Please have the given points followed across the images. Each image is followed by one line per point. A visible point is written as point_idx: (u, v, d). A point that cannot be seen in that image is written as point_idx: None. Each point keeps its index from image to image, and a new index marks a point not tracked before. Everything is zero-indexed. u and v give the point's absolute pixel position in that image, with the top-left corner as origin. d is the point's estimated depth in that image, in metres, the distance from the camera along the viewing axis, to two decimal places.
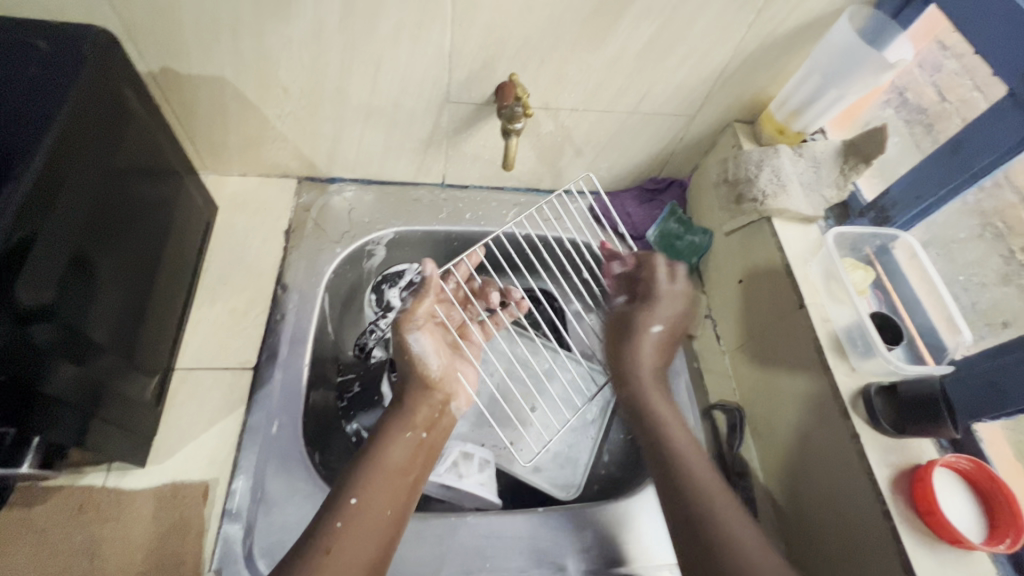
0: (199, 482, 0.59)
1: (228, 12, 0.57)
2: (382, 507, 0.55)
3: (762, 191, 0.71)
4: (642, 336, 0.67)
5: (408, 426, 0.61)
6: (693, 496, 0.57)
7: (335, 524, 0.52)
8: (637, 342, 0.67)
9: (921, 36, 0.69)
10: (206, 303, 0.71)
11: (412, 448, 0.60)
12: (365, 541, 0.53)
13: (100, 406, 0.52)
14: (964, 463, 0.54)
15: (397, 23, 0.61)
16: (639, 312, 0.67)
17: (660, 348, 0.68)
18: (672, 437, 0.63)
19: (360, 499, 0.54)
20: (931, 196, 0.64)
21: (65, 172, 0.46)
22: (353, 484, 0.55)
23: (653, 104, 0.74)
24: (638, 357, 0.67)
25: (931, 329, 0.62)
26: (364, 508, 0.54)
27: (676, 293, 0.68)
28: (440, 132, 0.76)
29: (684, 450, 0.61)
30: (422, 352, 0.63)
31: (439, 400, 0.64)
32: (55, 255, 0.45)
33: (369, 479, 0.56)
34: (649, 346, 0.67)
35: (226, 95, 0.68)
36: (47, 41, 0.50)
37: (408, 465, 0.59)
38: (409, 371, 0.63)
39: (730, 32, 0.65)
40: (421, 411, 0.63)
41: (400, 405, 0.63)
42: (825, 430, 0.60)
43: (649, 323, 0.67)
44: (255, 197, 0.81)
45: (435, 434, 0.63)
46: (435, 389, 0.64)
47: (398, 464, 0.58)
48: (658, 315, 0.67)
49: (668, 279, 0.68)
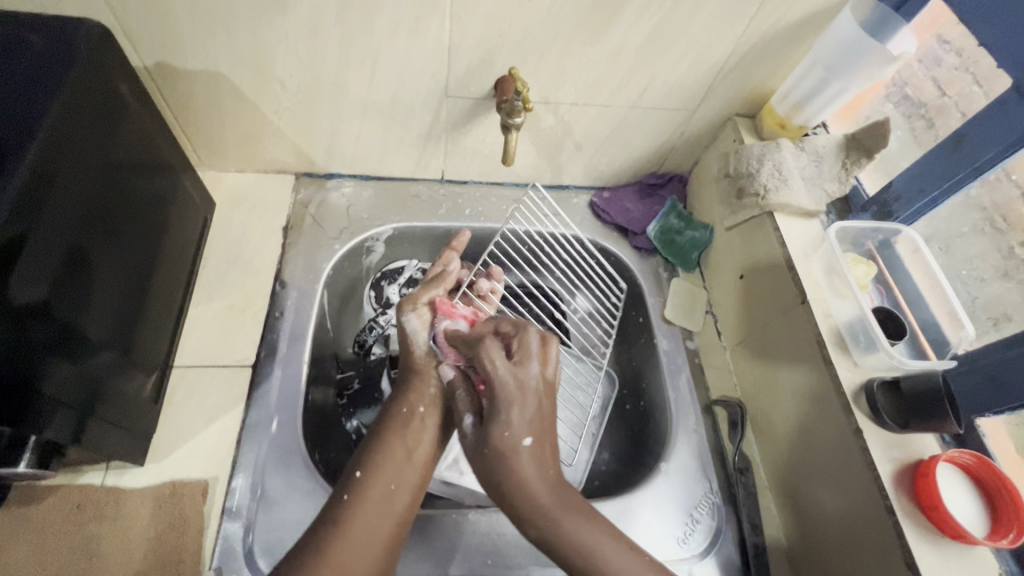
0: (199, 480, 0.59)
1: (222, 5, 0.57)
2: (386, 481, 0.50)
3: (763, 185, 0.70)
4: (518, 464, 0.46)
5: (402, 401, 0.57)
6: (593, 553, 0.43)
7: (341, 497, 0.48)
8: (512, 466, 0.46)
9: (924, 28, 0.70)
10: (204, 300, 0.70)
11: (410, 421, 0.55)
12: (376, 516, 0.48)
13: (97, 404, 0.51)
14: (967, 459, 0.54)
15: (394, 16, 0.60)
16: (501, 410, 0.48)
17: (547, 437, 0.48)
18: (576, 535, 0.44)
19: (364, 471, 0.50)
20: (934, 189, 0.63)
21: (56, 167, 0.46)
22: (360, 460, 0.52)
23: (654, 98, 0.74)
24: (521, 466, 0.46)
25: (934, 324, 0.62)
26: (368, 482, 0.50)
27: (529, 384, 0.49)
28: (439, 127, 0.76)
29: (565, 518, 0.44)
30: (411, 331, 0.61)
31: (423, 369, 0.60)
32: (50, 251, 0.45)
33: (372, 452, 0.53)
34: (533, 459, 0.46)
35: (222, 89, 0.67)
36: (38, 34, 0.49)
37: (409, 441, 0.54)
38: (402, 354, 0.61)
39: (731, 24, 0.64)
40: (415, 384, 0.58)
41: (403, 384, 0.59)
42: (827, 425, 0.60)
43: (523, 387, 0.49)
44: (252, 193, 0.80)
45: (434, 409, 0.57)
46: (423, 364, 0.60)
47: (397, 441, 0.54)
48: (521, 416, 0.48)
49: (512, 368, 0.49)
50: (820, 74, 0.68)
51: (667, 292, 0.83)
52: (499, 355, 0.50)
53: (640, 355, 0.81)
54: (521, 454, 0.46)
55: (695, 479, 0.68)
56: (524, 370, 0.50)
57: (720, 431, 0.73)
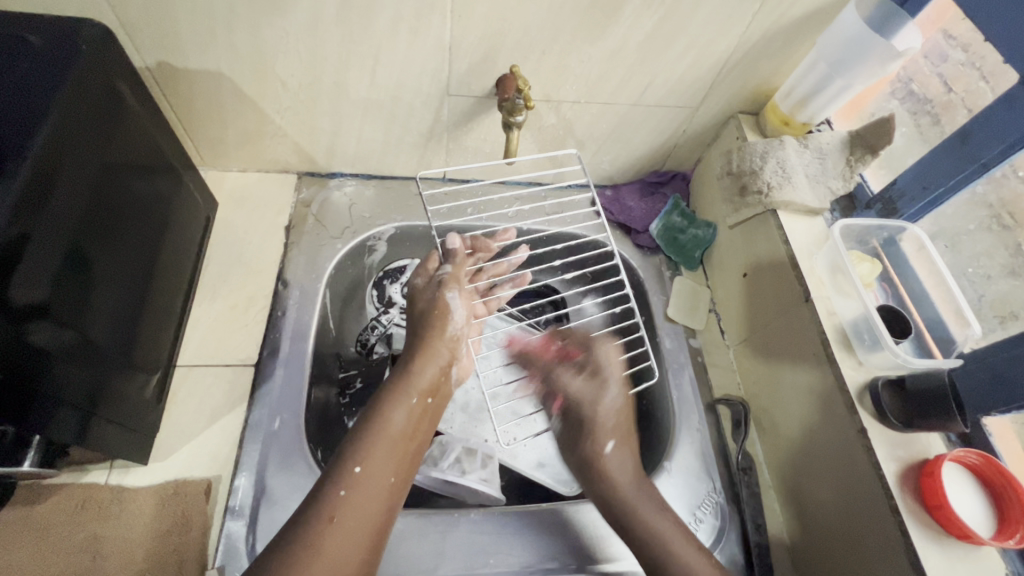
0: (201, 479, 0.59)
1: (223, 5, 0.57)
2: (385, 473, 0.54)
3: (766, 183, 0.70)
4: (608, 472, 0.64)
5: (411, 393, 0.59)
6: (665, 539, 0.58)
7: (338, 493, 0.51)
8: (602, 472, 0.64)
9: (928, 23, 0.68)
10: (207, 299, 0.71)
11: (416, 414, 0.59)
12: (369, 506, 0.52)
13: (99, 404, 0.51)
14: (973, 458, 0.53)
15: (395, 15, 0.60)
16: (588, 434, 0.67)
17: (623, 446, 0.66)
18: (650, 521, 0.59)
19: (363, 467, 0.53)
20: (939, 186, 0.62)
21: (57, 167, 0.46)
22: (357, 452, 0.54)
23: (656, 95, 0.73)
24: (609, 463, 0.64)
25: (939, 322, 0.61)
26: (367, 478, 0.53)
27: (599, 397, 0.68)
28: (440, 125, 0.75)
29: (633, 500, 0.61)
30: (455, 307, 0.66)
31: (446, 358, 0.63)
32: (51, 251, 0.45)
33: (371, 444, 0.55)
34: (619, 465, 0.64)
35: (223, 90, 0.67)
36: (38, 34, 0.49)
37: (409, 432, 0.58)
38: (427, 325, 0.64)
39: (733, 21, 0.64)
40: (426, 373, 0.61)
41: (407, 365, 0.62)
42: (831, 425, 0.60)
43: (604, 419, 0.67)
44: (254, 193, 0.80)
45: (438, 400, 0.62)
46: (444, 351, 0.63)
47: (398, 434, 0.57)
48: (604, 431, 0.66)
49: (592, 387, 0.69)
50: (824, 71, 0.67)
51: (669, 290, 0.82)
52: (570, 377, 0.71)
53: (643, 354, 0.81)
54: (607, 462, 0.64)
55: (698, 478, 0.68)
56: (585, 386, 0.69)
57: (723, 429, 0.72)
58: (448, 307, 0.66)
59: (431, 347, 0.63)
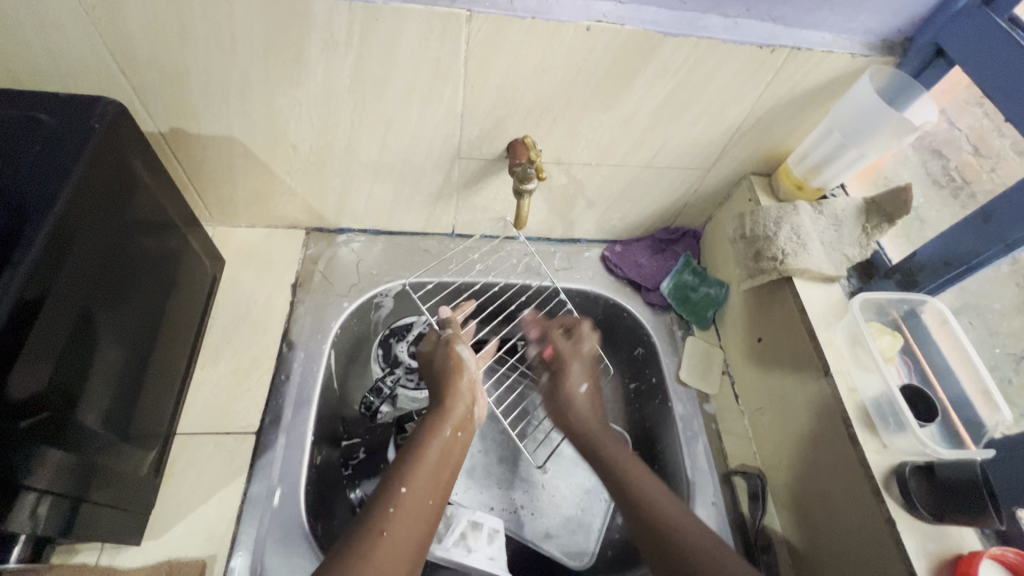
0: (196, 560, 0.56)
1: (239, 75, 0.57)
2: (426, 496, 0.52)
3: (781, 249, 0.68)
4: (577, 410, 0.67)
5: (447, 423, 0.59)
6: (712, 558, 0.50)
7: (387, 510, 0.50)
8: (574, 403, 0.68)
9: (942, 94, 0.66)
10: (210, 362, 0.69)
11: (449, 446, 0.57)
12: (412, 532, 0.50)
13: (89, 489, 0.49)
14: (1013, 556, 0.49)
15: (408, 84, 0.60)
16: (562, 376, 0.69)
17: (616, 437, 0.65)
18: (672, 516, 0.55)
19: (409, 486, 0.52)
20: (961, 264, 0.60)
21: (68, 242, 0.45)
22: (399, 473, 0.53)
23: (667, 158, 0.73)
24: (585, 424, 0.66)
25: (966, 402, 0.58)
26: (412, 498, 0.51)
27: (583, 356, 0.71)
28: (450, 185, 0.75)
29: (653, 492, 0.57)
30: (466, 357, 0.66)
31: (469, 399, 0.63)
32: (60, 321, 0.44)
33: (415, 467, 0.54)
34: (616, 447, 0.63)
35: (235, 152, 0.67)
36: (52, 113, 0.49)
37: (444, 461, 0.56)
38: (447, 370, 0.64)
39: (746, 90, 0.64)
40: (456, 408, 0.61)
41: (437, 402, 0.61)
42: (855, 512, 0.57)
43: (575, 396, 0.68)
44: (262, 249, 0.79)
45: (467, 435, 0.61)
46: (467, 392, 0.63)
47: (437, 459, 0.56)
48: (581, 406, 0.67)
49: (569, 350, 0.71)
50: (838, 139, 0.67)
51: (681, 351, 0.81)
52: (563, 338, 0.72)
53: (654, 416, 0.80)
54: (605, 445, 0.63)
55: None
56: (584, 344, 0.71)
57: (740, 502, 0.69)
58: (460, 359, 0.65)
59: (457, 389, 0.62)
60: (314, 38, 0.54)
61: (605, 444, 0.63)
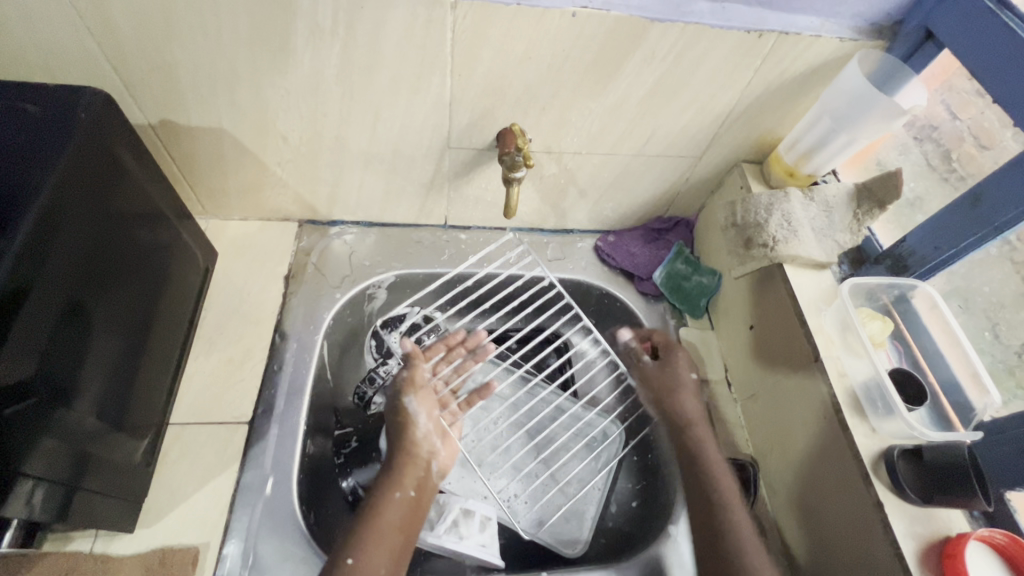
0: (189, 547, 0.57)
1: (226, 66, 0.57)
2: (378, 567, 0.53)
3: (772, 236, 0.69)
4: (681, 390, 0.71)
5: (397, 486, 0.58)
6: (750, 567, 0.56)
7: None
8: (678, 396, 0.70)
9: (933, 78, 0.66)
10: (203, 353, 0.70)
11: (403, 508, 0.58)
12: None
13: (84, 477, 0.50)
14: (999, 537, 0.50)
15: (395, 74, 0.60)
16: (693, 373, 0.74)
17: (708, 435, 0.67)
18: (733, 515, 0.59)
19: (356, 558, 0.52)
20: (951, 247, 0.60)
21: (55, 231, 0.46)
22: (348, 545, 0.54)
23: (658, 146, 0.73)
24: (683, 403, 0.70)
25: (956, 386, 0.58)
26: (360, 569, 0.52)
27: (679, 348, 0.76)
28: (441, 176, 0.75)
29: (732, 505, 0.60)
30: (415, 410, 0.63)
31: (424, 456, 0.62)
32: (49, 308, 0.45)
33: (366, 536, 0.54)
34: (708, 445, 0.66)
35: (225, 144, 0.67)
36: (38, 104, 0.49)
37: (399, 526, 0.57)
38: (397, 429, 0.63)
39: (735, 76, 0.63)
40: (408, 468, 0.60)
41: (389, 465, 0.61)
42: (844, 495, 0.57)
43: (683, 377, 0.72)
44: (255, 241, 0.80)
45: (425, 493, 0.60)
46: (419, 451, 0.62)
47: (388, 527, 0.56)
48: (687, 408, 0.70)
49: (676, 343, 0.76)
50: (828, 125, 0.67)
51: (675, 339, 0.81)
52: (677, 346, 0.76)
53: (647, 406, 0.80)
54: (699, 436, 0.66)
55: None
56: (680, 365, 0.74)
57: None
58: (408, 412, 0.63)
59: (407, 448, 0.61)
60: (300, 28, 0.54)
61: (689, 427, 0.68)
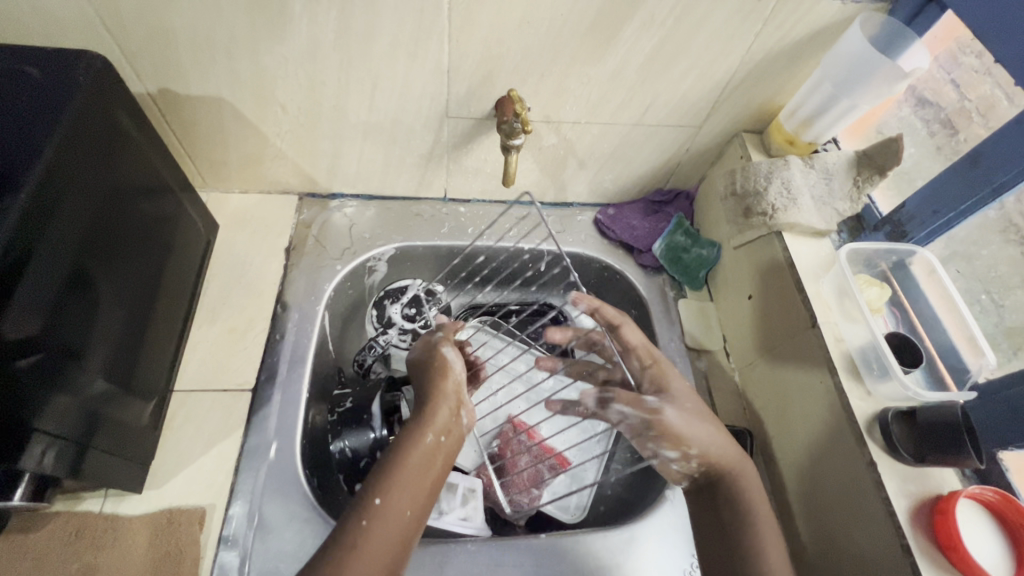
0: (196, 508, 0.58)
1: (223, 31, 0.57)
2: (404, 508, 0.48)
3: (771, 204, 0.69)
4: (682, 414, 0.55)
5: (428, 429, 0.53)
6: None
7: (360, 524, 0.46)
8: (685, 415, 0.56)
9: (937, 41, 0.66)
10: (206, 322, 0.70)
11: (431, 452, 0.53)
12: (387, 548, 0.46)
13: (95, 436, 0.51)
14: (990, 495, 0.51)
15: (393, 40, 0.60)
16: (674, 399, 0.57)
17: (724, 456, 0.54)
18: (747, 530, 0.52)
19: (384, 498, 0.48)
20: (950, 211, 0.60)
21: (58, 192, 0.46)
22: (373, 484, 0.49)
23: (658, 115, 0.72)
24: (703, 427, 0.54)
25: (951, 349, 0.59)
26: (388, 509, 0.47)
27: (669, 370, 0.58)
28: (440, 147, 0.75)
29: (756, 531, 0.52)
30: (451, 358, 0.61)
31: (455, 399, 0.58)
32: (52, 270, 0.45)
33: (393, 477, 0.49)
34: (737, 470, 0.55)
35: (224, 114, 0.67)
36: (38, 67, 0.49)
37: (426, 470, 0.52)
38: (428, 372, 0.59)
39: (736, 40, 0.63)
40: (439, 412, 0.55)
41: (419, 407, 0.56)
42: (838, 458, 0.58)
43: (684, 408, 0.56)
44: (255, 214, 0.80)
45: (453, 439, 0.55)
46: (452, 393, 0.58)
47: (416, 468, 0.51)
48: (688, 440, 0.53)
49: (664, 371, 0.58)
50: (829, 91, 0.66)
51: (675, 311, 0.81)
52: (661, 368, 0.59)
53: None
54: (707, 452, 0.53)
55: None
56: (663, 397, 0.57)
57: None
58: (446, 359, 0.60)
59: (441, 390, 0.57)
60: None
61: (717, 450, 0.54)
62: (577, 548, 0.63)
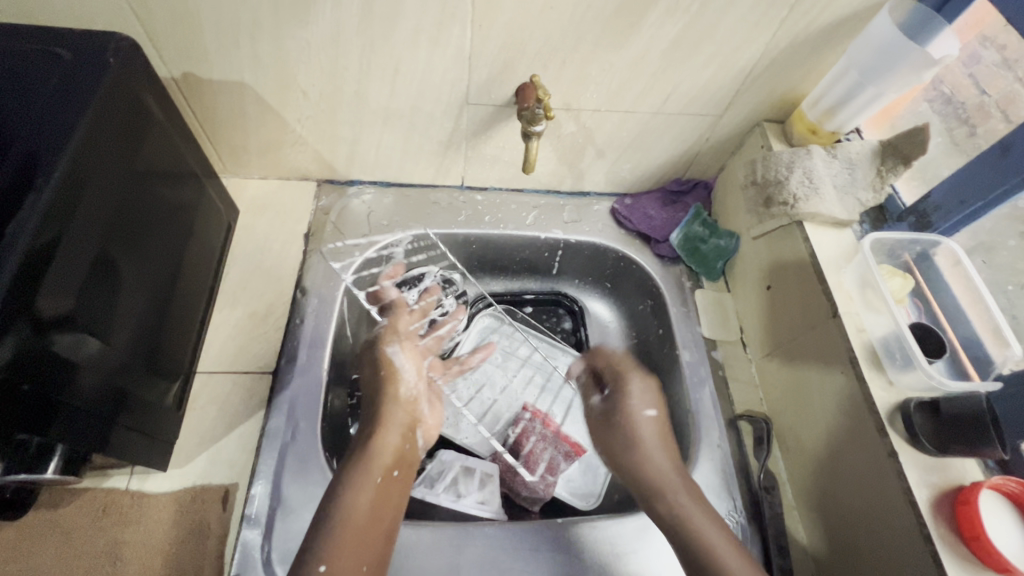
0: (219, 486, 0.59)
1: (247, 16, 0.57)
2: (356, 564, 0.51)
3: (793, 194, 0.68)
4: (630, 414, 0.68)
5: (377, 471, 0.59)
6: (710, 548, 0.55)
7: None
8: (629, 414, 0.68)
9: (967, 29, 0.65)
10: (227, 306, 0.72)
11: (384, 489, 0.58)
12: None
13: (121, 413, 0.52)
14: (1012, 486, 0.51)
15: (416, 25, 0.60)
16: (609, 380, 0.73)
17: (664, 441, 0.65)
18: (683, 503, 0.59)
19: (329, 563, 0.50)
20: (977, 201, 0.60)
21: (86, 175, 0.46)
22: (316, 550, 0.51)
23: (678, 104, 0.72)
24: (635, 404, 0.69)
25: (975, 341, 0.58)
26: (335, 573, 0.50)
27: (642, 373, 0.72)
28: (459, 134, 0.75)
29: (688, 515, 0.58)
30: (400, 362, 0.72)
31: (406, 422, 0.66)
32: (81, 252, 0.46)
33: (337, 534, 0.52)
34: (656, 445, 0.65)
35: (246, 99, 0.68)
36: (68, 49, 0.50)
37: (379, 513, 0.56)
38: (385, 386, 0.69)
39: (760, 27, 0.62)
40: (385, 447, 0.61)
41: (367, 444, 0.61)
42: (861, 448, 0.57)
43: (637, 420, 0.67)
44: (274, 200, 0.81)
45: (404, 473, 0.62)
46: (403, 415, 0.66)
47: (369, 510, 0.55)
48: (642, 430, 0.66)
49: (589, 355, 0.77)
50: (855, 79, 0.65)
51: (692, 301, 0.81)
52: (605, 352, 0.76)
53: (660, 364, 0.81)
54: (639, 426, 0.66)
55: (719, 496, 0.66)
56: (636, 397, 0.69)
57: (745, 446, 0.70)
58: (394, 364, 0.71)
59: (389, 414, 0.66)
60: None
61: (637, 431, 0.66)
62: (593, 534, 0.63)
